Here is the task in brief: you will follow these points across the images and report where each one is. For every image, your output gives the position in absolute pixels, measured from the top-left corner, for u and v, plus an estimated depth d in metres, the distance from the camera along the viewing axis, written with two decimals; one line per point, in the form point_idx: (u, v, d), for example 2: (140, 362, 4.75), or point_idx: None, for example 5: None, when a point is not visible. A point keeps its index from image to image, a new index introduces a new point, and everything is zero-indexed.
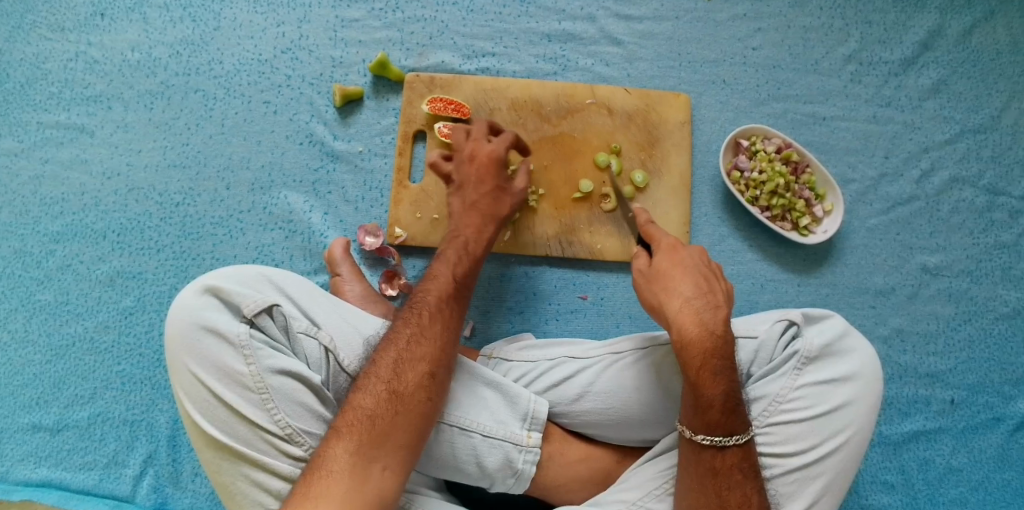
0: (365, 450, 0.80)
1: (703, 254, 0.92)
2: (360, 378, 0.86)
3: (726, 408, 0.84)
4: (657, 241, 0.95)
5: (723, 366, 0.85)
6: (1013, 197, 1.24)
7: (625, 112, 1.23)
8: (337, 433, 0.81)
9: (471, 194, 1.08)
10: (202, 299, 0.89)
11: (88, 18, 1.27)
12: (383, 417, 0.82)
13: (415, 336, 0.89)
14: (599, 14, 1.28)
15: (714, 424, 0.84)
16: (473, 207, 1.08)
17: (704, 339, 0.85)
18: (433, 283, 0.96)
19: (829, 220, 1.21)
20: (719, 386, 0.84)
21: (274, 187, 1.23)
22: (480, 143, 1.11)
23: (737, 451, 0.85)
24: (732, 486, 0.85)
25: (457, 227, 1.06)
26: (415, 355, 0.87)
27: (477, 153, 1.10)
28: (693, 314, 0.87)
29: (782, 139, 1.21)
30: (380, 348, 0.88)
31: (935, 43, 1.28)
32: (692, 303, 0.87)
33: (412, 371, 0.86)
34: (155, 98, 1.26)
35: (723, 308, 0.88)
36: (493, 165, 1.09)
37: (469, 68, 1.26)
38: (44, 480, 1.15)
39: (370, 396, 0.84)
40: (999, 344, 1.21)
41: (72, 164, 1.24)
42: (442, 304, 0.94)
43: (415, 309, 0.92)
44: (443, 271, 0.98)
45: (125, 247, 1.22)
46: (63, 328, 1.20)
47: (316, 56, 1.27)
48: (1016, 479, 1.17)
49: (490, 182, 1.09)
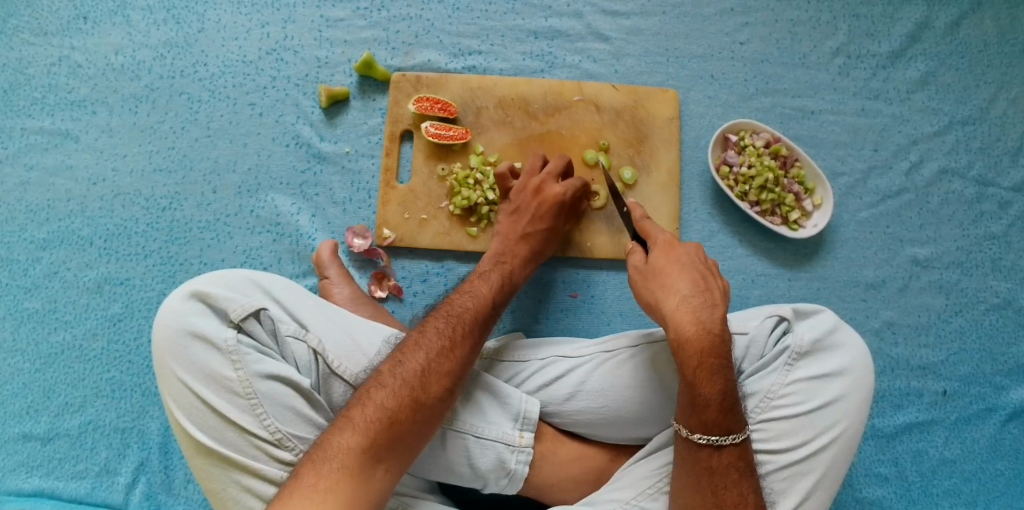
0: (376, 450, 0.79)
1: (699, 252, 0.95)
2: (382, 375, 0.85)
3: (724, 408, 0.84)
4: (653, 237, 0.97)
5: (720, 365, 0.86)
6: (1002, 188, 1.24)
7: (613, 108, 1.22)
8: (351, 428, 0.80)
9: (523, 224, 1.10)
10: (189, 305, 0.88)
11: (70, 22, 1.26)
12: (400, 422, 0.81)
13: (448, 352, 0.88)
14: (586, 10, 1.27)
15: (710, 423, 0.84)
16: (525, 239, 1.09)
17: (700, 336, 0.87)
18: (474, 300, 0.97)
19: (818, 214, 1.21)
20: (716, 386, 0.85)
21: (262, 189, 1.23)
22: (551, 181, 1.12)
23: (734, 450, 0.85)
24: (729, 485, 0.84)
25: (504, 252, 1.08)
26: (444, 369, 0.87)
27: (544, 188, 1.11)
28: (690, 311, 0.88)
29: (770, 134, 1.21)
30: (411, 354, 0.87)
31: (922, 35, 1.27)
32: (689, 300, 0.89)
33: (439, 384, 0.86)
34: (140, 102, 1.25)
35: (721, 307, 0.90)
36: (558, 206, 1.10)
37: (455, 67, 1.25)
38: (35, 490, 1.14)
39: (392, 397, 0.83)
40: (990, 335, 1.21)
41: (57, 170, 1.23)
42: (479, 323, 0.94)
43: (454, 322, 0.92)
44: (484, 291, 0.99)
45: (112, 253, 1.21)
46: (52, 336, 1.19)
47: (302, 57, 1.26)
48: (1009, 469, 1.18)
49: (547, 219, 1.10)
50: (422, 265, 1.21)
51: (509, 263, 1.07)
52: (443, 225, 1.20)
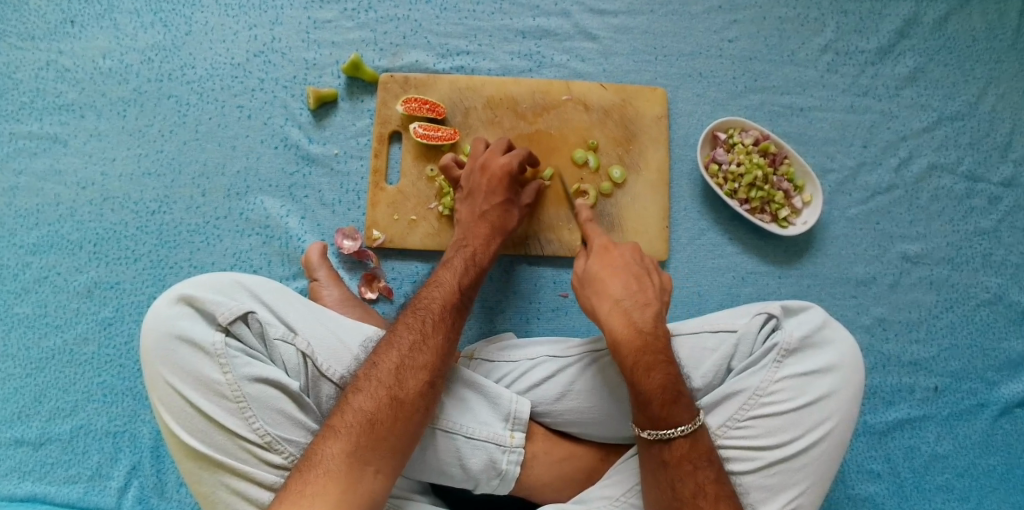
0: (360, 452, 0.80)
1: (635, 252, 0.97)
2: (359, 379, 0.86)
3: (666, 401, 0.84)
4: (592, 244, 1.01)
5: (657, 359, 0.87)
6: (992, 183, 1.24)
7: (601, 107, 1.22)
8: (334, 434, 0.81)
9: (480, 204, 1.10)
10: (177, 309, 0.88)
11: (58, 26, 1.26)
12: (383, 422, 0.82)
13: (417, 343, 0.89)
14: (573, 10, 1.27)
15: (656, 419, 0.84)
16: (483, 217, 1.09)
17: (633, 335, 0.89)
18: (440, 291, 0.97)
19: (808, 211, 1.21)
20: (655, 380, 0.85)
21: (250, 192, 1.22)
22: (495, 155, 1.12)
23: (685, 441, 0.84)
24: (684, 477, 0.83)
25: (466, 236, 1.08)
26: (418, 363, 0.87)
27: (489, 163, 1.11)
28: (620, 313, 0.91)
29: (759, 131, 1.20)
30: (383, 353, 0.88)
31: (911, 31, 1.27)
32: (620, 302, 0.92)
33: (415, 379, 0.86)
34: (128, 106, 1.25)
35: (654, 304, 0.92)
36: (507, 177, 1.10)
37: (443, 67, 1.25)
38: (29, 494, 1.14)
39: (370, 399, 0.84)
40: (982, 330, 1.21)
41: (46, 175, 1.23)
42: (446, 312, 0.94)
43: (422, 315, 0.93)
44: (447, 279, 1.00)
45: (102, 257, 1.21)
46: (42, 341, 1.19)
47: (290, 59, 1.25)
48: (1000, 464, 1.17)
49: (501, 193, 1.10)
50: (413, 266, 1.21)
51: (471, 245, 1.07)
52: (432, 226, 1.20)
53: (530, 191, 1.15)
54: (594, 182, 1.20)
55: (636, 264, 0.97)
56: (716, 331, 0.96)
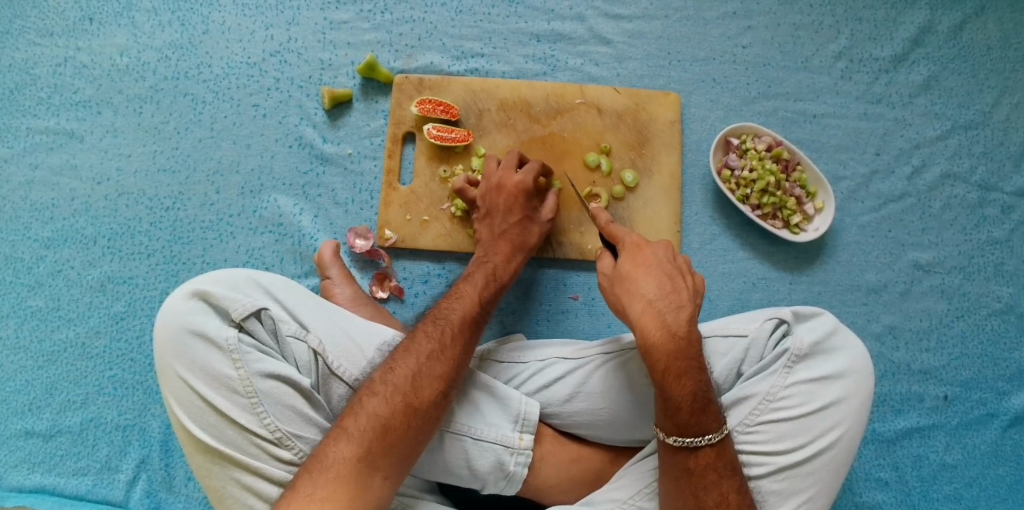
0: (371, 458, 0.80)
1: (667, 251, 0.95)
2: (376, 382, 0.86)
3: (695, 408, 0.85)
4: (622, 241, 0.97)
5: (689, 366, 0.86)
6: (1005, 193, 1.24)
7: (615, 112, 1.23)
8: (346, 436, 0.81)
9: (499, 223, 1.10)
10: (191, 304, 0.89)
11: (76, 22, 1.27)
12: (396, 429, 0.82)
13: (435, 352, 0.90)
14: (588, 14, 1.27)
15: (684, 425, 0.85)
16: (502, 236, 1.09)
17: (666, 341, 0.87)
18: (461, 303, 0.97)
19: (819, 218, 1.21)
20: (686, 388, 0.85)
21: (264, 190, 1.23)
22: (509, 173, 1.12)
23: (711, 450, 0.85)
24: (708, 487, 0.85)
25: (487, 254, 1.08)
26: (435, 372, 0.88)
27: (505, 182, 1.11)
28: (655, 317, 0.88)
29: (772, 138, 1.21)
30: (401, 359, 0.89)
31: (925, 39, 1.27)
32: (654, 305, 0.89)
33: (431, 388, 0.87)
34: (145, 102, 1.26)
35: (688, 307, 0.90)
36: (523, 196, 1.10)
37: (458, 69, 1.26)
38: (37, 486, 1.15)
39: (386, 404, 0.84)
40: (993, 339, 1.21)
41: (62, 170, 1.24)
42: (465, 325, 0.94)
43: (441, 325, 0.93)
44: (469, 292, 1.00)
45: (115, 252, 1.22)
46: (55, 334, 1.20)
47: (305, 59, 1.26)
48: (1010, 475, 1.17)
49: (518, 212, 1.10)
50: (424, 266, 1.22)
51: (493, 262, 1.07)
52: (444, 227, 1.21)
53: (548, 205, 1.14)
54: (606, 186, 1.21)
55: (669, 263, 0.94)
56: (727, 336, 0.96)
